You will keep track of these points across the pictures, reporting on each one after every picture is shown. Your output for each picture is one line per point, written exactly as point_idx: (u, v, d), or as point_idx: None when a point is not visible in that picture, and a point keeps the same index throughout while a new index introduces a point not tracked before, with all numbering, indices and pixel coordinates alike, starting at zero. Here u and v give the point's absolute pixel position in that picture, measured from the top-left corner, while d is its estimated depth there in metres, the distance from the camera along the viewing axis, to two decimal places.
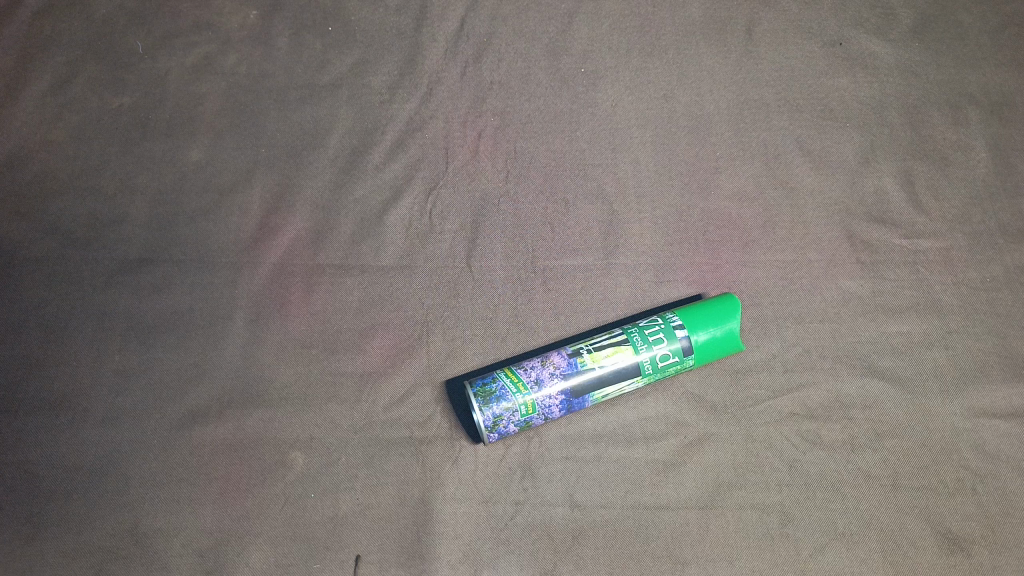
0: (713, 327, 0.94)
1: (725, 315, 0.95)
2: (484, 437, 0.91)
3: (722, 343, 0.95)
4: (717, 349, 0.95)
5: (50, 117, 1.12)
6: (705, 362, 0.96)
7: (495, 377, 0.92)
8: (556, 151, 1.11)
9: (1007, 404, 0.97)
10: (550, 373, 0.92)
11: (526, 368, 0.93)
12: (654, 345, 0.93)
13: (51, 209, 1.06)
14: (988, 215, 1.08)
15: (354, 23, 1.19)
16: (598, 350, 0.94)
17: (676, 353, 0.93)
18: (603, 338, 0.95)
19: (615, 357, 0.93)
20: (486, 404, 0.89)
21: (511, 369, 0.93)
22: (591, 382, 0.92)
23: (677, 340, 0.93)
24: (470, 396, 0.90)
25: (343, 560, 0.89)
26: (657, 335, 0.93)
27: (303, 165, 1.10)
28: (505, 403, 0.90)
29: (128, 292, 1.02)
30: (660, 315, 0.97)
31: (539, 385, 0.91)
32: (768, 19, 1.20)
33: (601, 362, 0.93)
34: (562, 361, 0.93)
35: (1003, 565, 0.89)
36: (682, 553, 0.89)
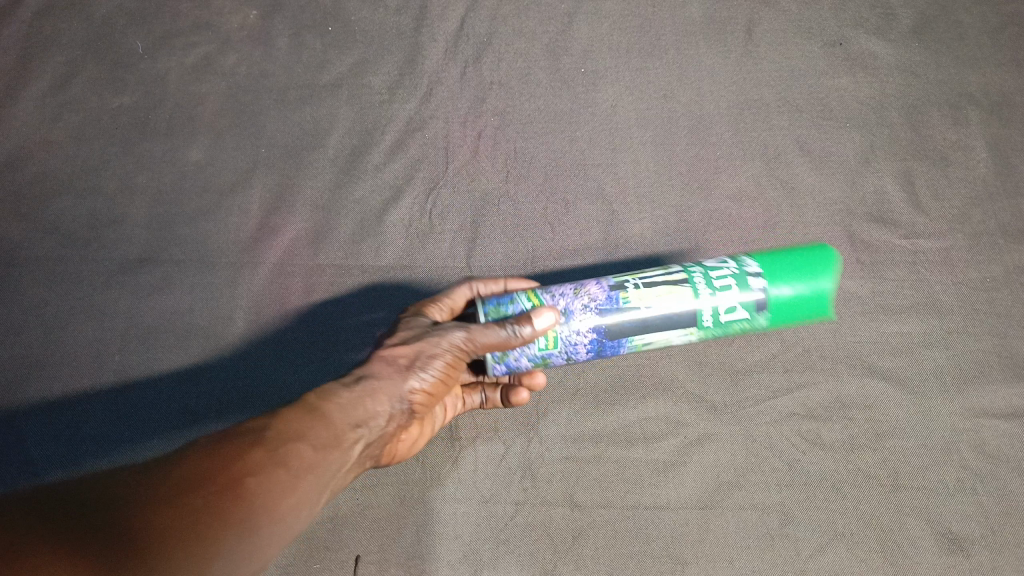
0: (797, 282, 0.87)
1: (819, 267, 0.88)
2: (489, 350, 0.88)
3: (806, 303, 0.88)
4: (808, 309, 0.89)
5: (51, 117, 1.12)
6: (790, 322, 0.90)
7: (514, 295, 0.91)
8: (556, 151, 1.11)
9: (1007, 404, 0.97)
10: (581, 307, 0.89)
11: (554, 298, 0.90)
12: (722, 292, 0.88)
13: (51, 209, 1.06)
14: (989, 215, 1.07)
15: (354, 24, 1.18)
16: (649, 289, 0.89)
17: (744, 305, 0.88)
18: (658, 276, 0.90)
19: (665, 298, 0.88)
20: None
21: (534, 293, 0.91)
22: (632, 324, 0.88)
23: (751, 289, 0.87)
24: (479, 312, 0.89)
25: (343, 560, 0.90)
26: (724, 281, 0.88)
27: (303, 165, 1.10)
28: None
29: (128, 292, 1.02)
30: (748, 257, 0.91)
31: (566, 317, 0.88)
32: (768, 19, 1.19)
33: (649, 304, 0.88)
34: (600, 296, 0.89)
35: (1003, 565, 0.89)
36: (682, 554, 0.89)
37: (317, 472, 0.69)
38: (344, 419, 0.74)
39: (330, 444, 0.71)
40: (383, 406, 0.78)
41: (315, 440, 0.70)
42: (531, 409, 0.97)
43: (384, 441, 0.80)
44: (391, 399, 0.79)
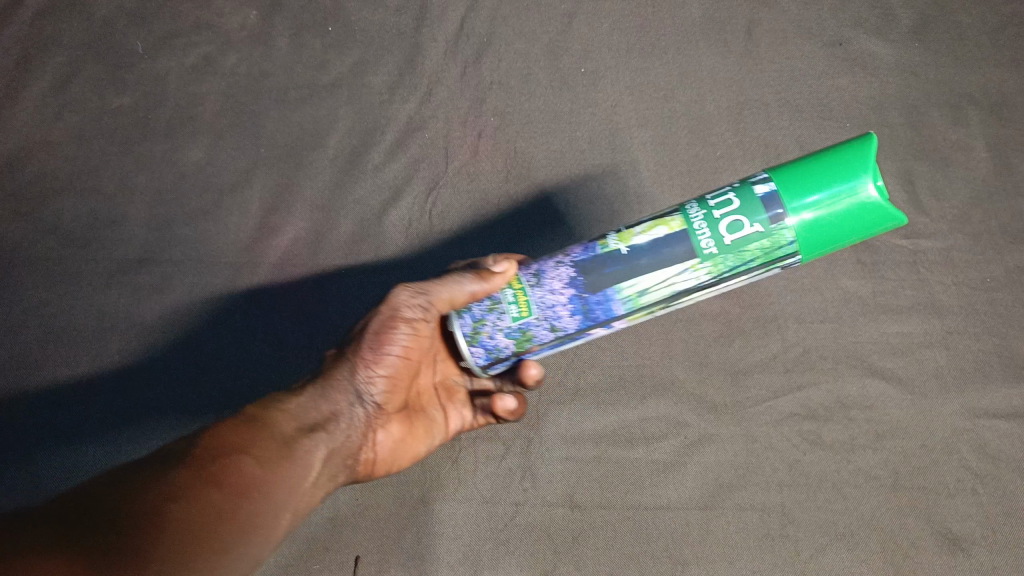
0: (824, 176, 0.75)
1: (847, 163, 0.74)
2: (464, 332, 0.82)
3: (839, 208, 0.74)
4: (851, 211, 0.74)
5: (51, 117, 1.13)
6: (836, 237, 0.76)
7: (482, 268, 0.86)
8: (555, 151, 1.11)
9: (1008, 404, 0.96)
10: (555, 262, 0.82)
11: (529, 264, 0.84)
12: (722, 209, 0.77)
13: (52, 209, 1.07)
14: (989, 215, 1.07)
15: (355, 24, 1.18)
16: (632, 230, 0.80)
17: (750, 220, 0.76)
18: (645, 216, 0.81)
19: (651, 232, 0.79)
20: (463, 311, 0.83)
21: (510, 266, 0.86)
22: (615, 269, 0.79)
23: (757, 197, 0.76)
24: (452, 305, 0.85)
25: (343, 560, 0.91)
26: (722, 202, 0.78)
27: (303, 165, 1.10)
28: (491, 302, 0.82)
29: (128, 293, 1.03)
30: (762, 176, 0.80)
31: (537, 278, 0.82)
32: (768, 19, 1.19)
33: (631, 242, 0.80)
34: (576, 247, 0.82)
35: (1002, 565, 0.89)
36: (682, 554, 0.89)
37: (273, 472, 0.72)
38: (294, 418, 0.78)
39: (281, 442, 0.75)
40: (335, 400, 0.82)
41: (268, 447, 0.73)
42: (532, 409, 0.96)
43: (353, 437, 0.83)
44: (344, 393, 0.82)
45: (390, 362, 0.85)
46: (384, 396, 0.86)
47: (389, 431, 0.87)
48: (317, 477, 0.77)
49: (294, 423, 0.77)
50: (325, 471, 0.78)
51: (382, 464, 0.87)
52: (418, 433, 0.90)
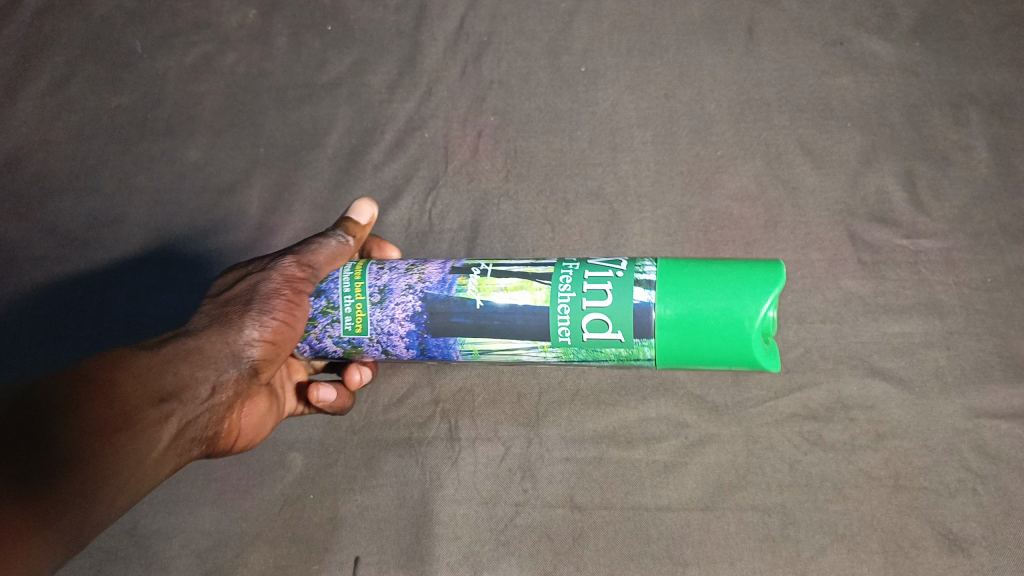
0: (720, 293, 0.76)
1: (749, 289, 0.76)
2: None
3: (711, 321, 0.76)
4: (726, 328, 0.75)
5: (51, 117, 1.13)
6: (687, 347, 0.77)
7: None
8: (555, 151, 1.10)
9: (1008, 405, 0.96)
10: (403, 289, 0.83)
11: (380, 273, 0.84)
12: (591, 297, 0.79)
13: (52, 209, 1.08)
14: (989, 216, 1.07)
15: (354, 23, 1.18)
16: (497, 280, 0.82)
17: (612, 321, 0.78)
18: (516, 266, 0.82)
19: (512, 295, 0.80)
20: (304, 296, 0.84)
21: (360, 265, 0.86)
22: (461, 319, 0.82)
23: (630, 301, 0.77)
24: None
25: (343, 560, 0.91)
26: (596, 286, 0.79)
27: (302, 165, 1.10)
28: (326, 304, 0.84)
29: (127, 293, 1.03)
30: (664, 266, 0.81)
31: (381, 296, 0.83)
32: (769, 18, 1.19)
33: (488, 296, 0.81)
34: (432, 277, 0.83)
35: (1003, 565, 0.89)
36: (682, 555, 0.89)
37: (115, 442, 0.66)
38: (155, 382, 0.69)
39: (134, 410, 0.67)
40: (206, 363, 0.73)
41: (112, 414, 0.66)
42: (531, 409, 0.96)
43: (217, 403, 0.74)
44: (215, 356, 0.74)
45: (278, 332, 0.78)
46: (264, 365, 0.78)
47: (253, 403, 0.82)
48: (167, 449, 0.69)
49: (140, 384, 0.68)
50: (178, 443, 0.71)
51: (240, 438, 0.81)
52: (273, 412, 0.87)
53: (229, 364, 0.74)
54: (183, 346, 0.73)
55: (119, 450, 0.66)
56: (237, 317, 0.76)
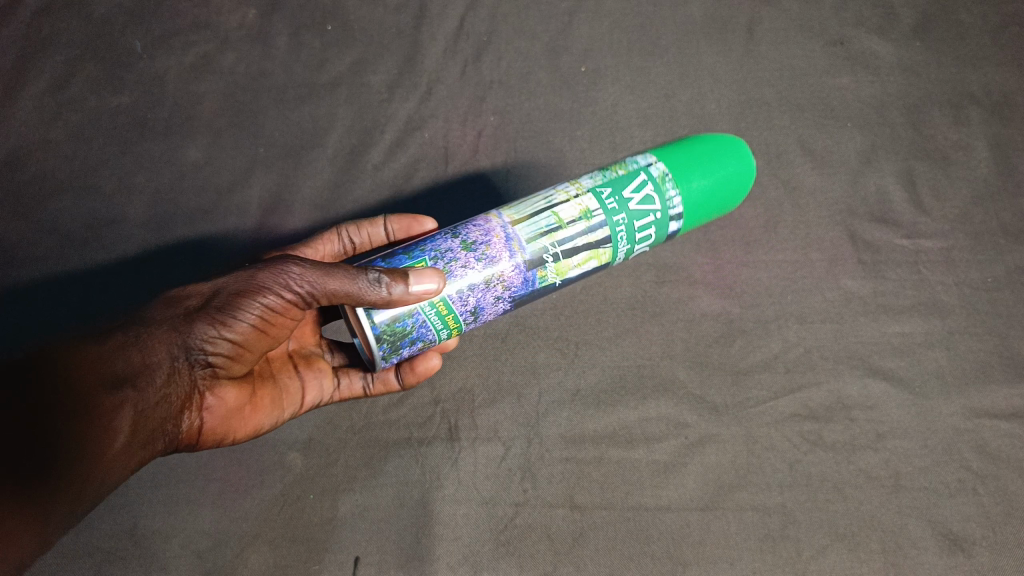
0: (704, 176, 0.83)
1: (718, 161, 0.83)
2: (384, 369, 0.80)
3: (717, 202, 0.84)
4: (724, 197, 0.84)
5: (51, 117, 1.12)
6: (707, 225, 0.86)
7: (411, 305, 0.75)
8: (555, 151, 1.10)
9: (1008, 405, 0.96)
10: (495, 303, 0.80)
11: (465, 299, 0.78)
12: (642, 243, 0.83)
13: (51, 209, 1.07)
14: (989, 216, 1.07)
15: (354, 23, 1.18)
16: (571, 260, 0.80)
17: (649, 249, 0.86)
18: (581, 241, 0.79)
19: (584, 268, 0.82)
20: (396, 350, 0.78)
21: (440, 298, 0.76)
22: (538, 291, 0.83)
23: (666, 233, 0.83)
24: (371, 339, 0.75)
25: (343, 561, 0.90)
26: (644, 233, 0.82)
27: (302, 165, 1.10)
28: (423, 343, 0.80)
29: (127, 293, 1.03)
30: (658, 166, 0.82)
31: (474, 315, 0.80)
32: (769, 19, 1.19)
33: (565, 274, 0.81)
34: (515, 281, 0.79)
35: (1004, 565, 0.88)
36: (682, 554, 0.89)
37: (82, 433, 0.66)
38: (100, 371, 0.68)
39: (83, 394, 0.66)
40: (154, 354, 0.72)
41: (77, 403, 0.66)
42: (531, 410, 0.96)
43: (176, 395, 0.74)
44: (167, 348, 0.73)
45: (244, 328, 0.76)
46: (225, 361, 0.77)
47: (223, 398, 0.82)
48: (123, 445, 0.69)
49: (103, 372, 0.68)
50: (135, 437, 0.70)
51: (208, 434, 0.82)
52: (261, 406, 0.88)
53: (182, 356, 0.74)
54: (133, 335, 0.72)
55: (84, 438, 0.66)
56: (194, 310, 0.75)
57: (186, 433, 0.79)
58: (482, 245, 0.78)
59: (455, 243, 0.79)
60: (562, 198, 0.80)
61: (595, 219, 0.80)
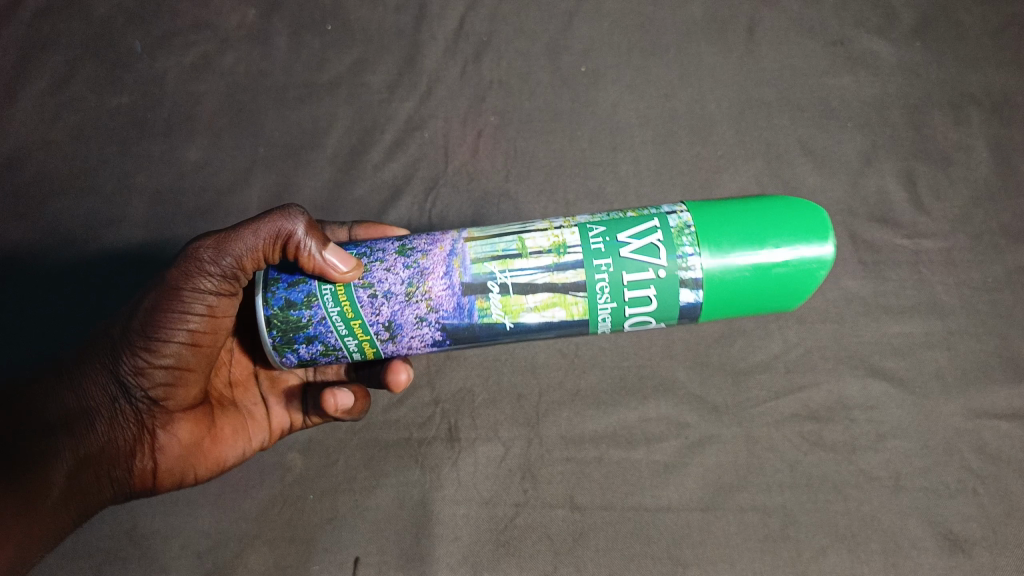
0: (751, 243, 0.71)
1: (781, 234, 0.71)
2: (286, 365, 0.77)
3: (763, 281, 0.72)
4: (778, 279, 0.72)
5: (51, 117, 1.12)
6: (743, 307, 0.74)
7: (314, 295, 0.73)
8: (555, 151, 1.10)
9: (1009, 405, 0.96)
10: (416, 324, 0.74)
11: (375, 306, 0.73)
12: (635, 305, 0.73)
13: (51, 209, 1.07)
14: (989, 216, 1.07)
15: (354, 22, 1.18)
16: (524, 298, 0.74)
17: (657, 318, 0.75)
18: (540, 276, 0.73)
19: (544, 314, 0.74)
20: (292, 344, 0.74)
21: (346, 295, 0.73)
22: (486, 335, 0.76)
23: (676, 301, 0.73)
24: (263, 326, 0.73)
25: (343, 561, 0.90)
26: (637, 294, 0.72)
27: (302, 165, 1.10)
28: (324, 348, 0.75)
29: (126, 293, 1.03)
30: (684, 215, 0.74)
31: (391, 331, 0.74)
32: (769, 19, 1.19)
33: (516, 317, 0.74)
34: (444, 304, 0.74)
35: (1004, 566, 0.88)
36: (683, 555, 0.89)
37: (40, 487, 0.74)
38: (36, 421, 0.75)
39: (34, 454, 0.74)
40: (92, 398, 0.77)
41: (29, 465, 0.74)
42: (531, 410, 0.96)
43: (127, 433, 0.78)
44: (103, 392, 0.77)
45: (175, 351, 0.75)
46: (169, 391, 0.78)
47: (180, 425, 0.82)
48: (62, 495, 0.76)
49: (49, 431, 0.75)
50: (74, 486, 0.76)
51: (167, 475, 0.83)
52: (224, 437, 0.87)
53: (121, 398, 0.77)
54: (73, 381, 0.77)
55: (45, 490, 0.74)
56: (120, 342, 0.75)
57: (139, 476, 0.81)
58: (418, 254, 0.75)
59: (392, 246, 0.76)
60: (538, 226, 0.76)
61: (567, 255, 0.73)
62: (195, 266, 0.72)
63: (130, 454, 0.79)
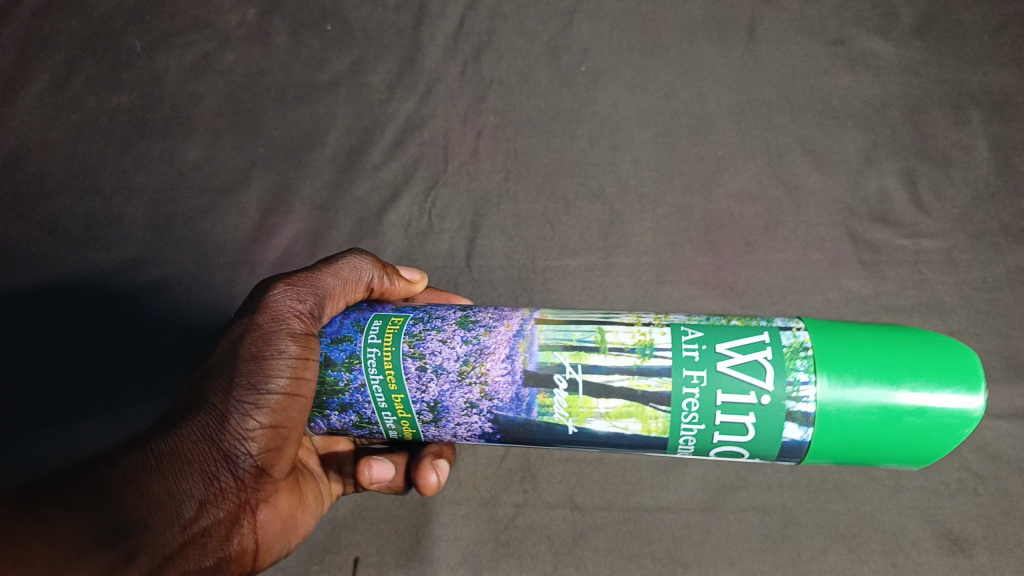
0: (882, 382, 0.64)
1: (921, 376, 0.64)
2: (317, 429, 0.75)
3: (889, 430, 0.64)
4: (907, 430, 0.64)
5: (50, 117, 1.12)
6: (860, 454, 0.66)
7: (358, 358, 0.70)
8: (555, 150, 1.10)
9: (1009, 405, 0.96)
10: (464, 409, 0.71)
11: (424, 385, 0.70)
12: (727, 431, 0.67)
13: (51, 208, 1.07)
14: (990, 216, 1.07)
15: (354, 22, 1.18)
16: (597, 406, 0.69)
17: (746, 450, 0.69)
18: (617, 376, 0.69)
19: (615, 423, 0.69)
20: (325, 408, 0.72)
21: (391, 365, 0.70)
22: (547, 438, 0.72)
23: (776, 436, 0.67)
24: None
25: (342, 562, 0.90)
26: (730, 421, 0.67)
27: (302, 165, 1.09)
28: (358, 418, 0.72)
29: (126, 292, 1.03)
30: (801, 334, 0.68)
31: (436, 412, 0.71)
32: (769, 18, 1.18)
33: (585, 424, 0.70)
34: (503, 395, 0.70)
35: (1004, 566, 0.88)
36: (683, 555, 0.89)
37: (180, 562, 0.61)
38: (143, 494, 0.59)
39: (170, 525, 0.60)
40: (197, 473, 0.62)
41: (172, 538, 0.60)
42: None
43: (227, 514, 0.65)
44: (201, 465, 0.63)
45: (289, 414, 0.66)
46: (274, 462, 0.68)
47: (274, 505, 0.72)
48: None
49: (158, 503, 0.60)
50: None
51: (263, 552, 0.72)
52: (307, 504, 0.80)
53: (223, 469, 0.64)
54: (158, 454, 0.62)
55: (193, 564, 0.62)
56: (217, 401, 0.64)
57: (237, 558, 0.68)
58: (480, 329, 0.72)
59: (453, 316, 0.73)
60: (623, 320, 0.72)
61: (652, 358, 0.68)
62: (290, 307, 0.69)
63: (229, 536, 0.66)
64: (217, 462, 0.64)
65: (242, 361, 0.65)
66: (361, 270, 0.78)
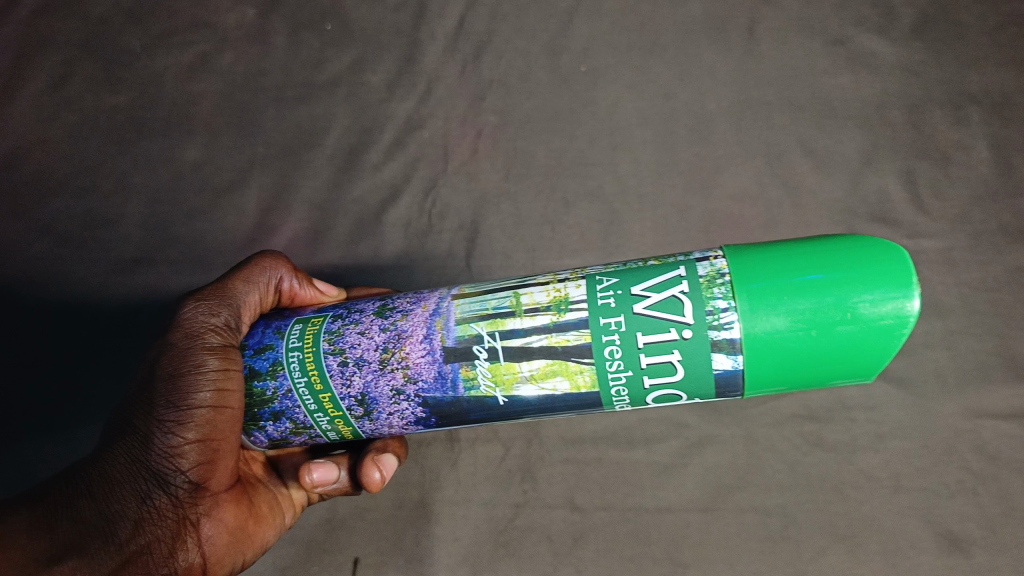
0: (807, 295, 0.63)
1: (849, 282, 0.63)
2: (259, 444, 0.77)
3: (823, 343, 0.63)
4: (841, 341, 0.63)
5: (48, 116, 1.12)
6: (797, 375, 0.65)
7: (281, 364, 0.73)
8: (555, 150, 1.10)
9: (1008, 405, 0.96)
10: (392, 398, 0.72)
11: (348, 379, 0.72)
12: (657, 373, 0.67)
13: (49, 208, 1.07)
14: (989, 216, 1.07)
15: (353, 21, 1.17)
16: (518, 372, 0.70)
17: (684, 391, 0.68)
18: (536, 339, 0.69)
19: (542, 385, 0.70)
20: (263, 420, 0.74)
21: (316, 366, 0.72)
22: (476, 412, 0.73)
23: (707, 369, 0.66)
24: None
25: (341, 562, 0.90)
26: (660, 364, 0.67)
27: (301, 165, 1.09)
28: (292, 425, 0.74)
29: (126, 291, 1.04)
30: (718, 262, 0.68)
31: (365, 403, 0.73)
32: (770, 17, 1.18)
33: (511, 392, 0.71)
34: (426, 375, 0.71)
35: (1003, 566, 0.88)
36: (682, 556, 0.89)
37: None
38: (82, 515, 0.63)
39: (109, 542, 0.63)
40: (130, 490, 0.65)
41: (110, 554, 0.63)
42: None
43: (167, 528, 0.67)
44: (132, 485, 0.66)
45: (214, 423, 0.69)
46: (207, 472, 0.70)
47: (223, 518, 0.73)
48: None
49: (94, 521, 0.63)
50: None
51: (216, 567, 0.72)
52: (263, 516, 0.80)
53: (155, 488, 0.66)
54: (90, 479, 0.65)
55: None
56: (140, 423, 0.67)
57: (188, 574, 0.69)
58: (396, 315, 0.74)
59: (371, 308, 0.76)
60: (539, 280, 0.72)
61: (568, 313, 0.69)
62: (203, 320, 0.72)
63: (175, 553, 0.68)
64: (148, 479, 0.66)
65: (159, 381, 0.68)
66: (272, 274, 0.80)
